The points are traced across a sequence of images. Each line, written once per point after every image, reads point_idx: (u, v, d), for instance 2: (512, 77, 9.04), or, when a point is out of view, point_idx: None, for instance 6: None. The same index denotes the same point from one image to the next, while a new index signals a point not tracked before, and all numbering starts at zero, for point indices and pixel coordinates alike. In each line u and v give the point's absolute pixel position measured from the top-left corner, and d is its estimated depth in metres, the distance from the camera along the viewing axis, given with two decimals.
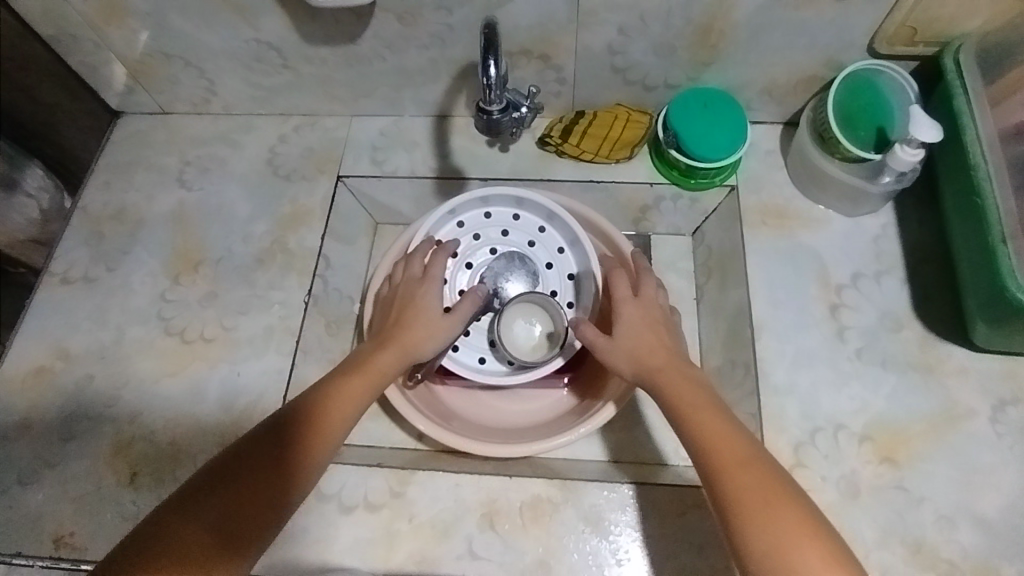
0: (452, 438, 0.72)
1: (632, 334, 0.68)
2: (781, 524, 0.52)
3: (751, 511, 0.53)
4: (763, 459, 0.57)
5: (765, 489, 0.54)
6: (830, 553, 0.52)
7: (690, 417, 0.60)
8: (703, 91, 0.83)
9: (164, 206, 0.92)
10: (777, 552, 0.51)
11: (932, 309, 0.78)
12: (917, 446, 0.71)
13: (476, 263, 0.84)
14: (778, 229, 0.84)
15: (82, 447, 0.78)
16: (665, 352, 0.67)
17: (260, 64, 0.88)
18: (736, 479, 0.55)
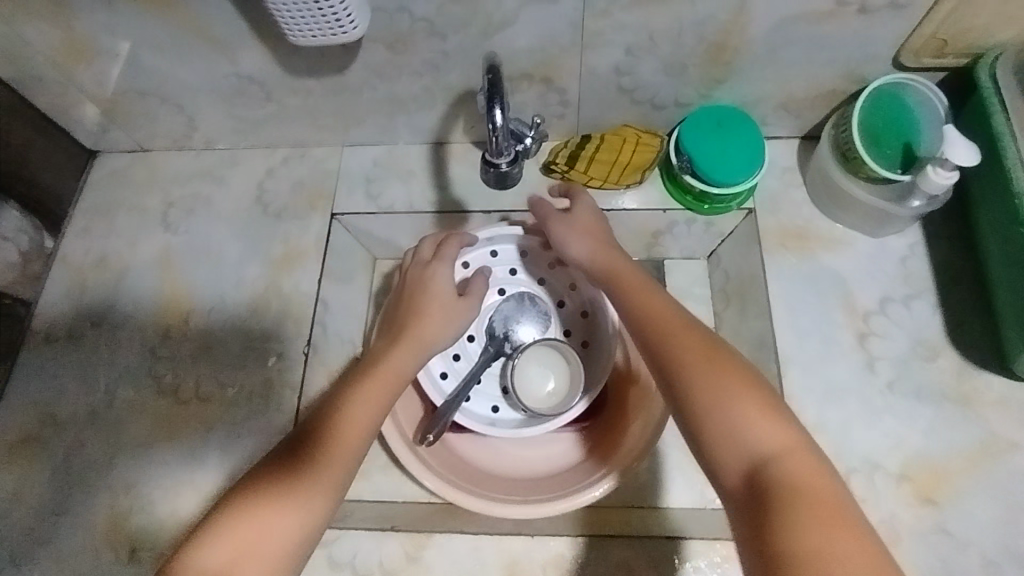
0: (458, 494, 0.67)
1: (572, 232, 0.70)
2: (717, 375, 0.53)
3: (690, 365, 0.54)
4: (701, 329, 0.58)
5: (703, 350, 0.55)
6: (766, 402, 0.52)
7: (633, 298, 0.62)
8: (717, 109, 0.78)
9: (148, 252, 0.87)
10: (716, 402, 0.52)
11: (966, 334, 0.74)
12: (957, 484, 0.68)
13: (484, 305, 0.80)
14: (800, 253, 0.79)
15: (76, 521, 0.73)
16: (605, 245, 0.69)
17: (242, 97, 0.82)
18: (674, 343, 0.56)
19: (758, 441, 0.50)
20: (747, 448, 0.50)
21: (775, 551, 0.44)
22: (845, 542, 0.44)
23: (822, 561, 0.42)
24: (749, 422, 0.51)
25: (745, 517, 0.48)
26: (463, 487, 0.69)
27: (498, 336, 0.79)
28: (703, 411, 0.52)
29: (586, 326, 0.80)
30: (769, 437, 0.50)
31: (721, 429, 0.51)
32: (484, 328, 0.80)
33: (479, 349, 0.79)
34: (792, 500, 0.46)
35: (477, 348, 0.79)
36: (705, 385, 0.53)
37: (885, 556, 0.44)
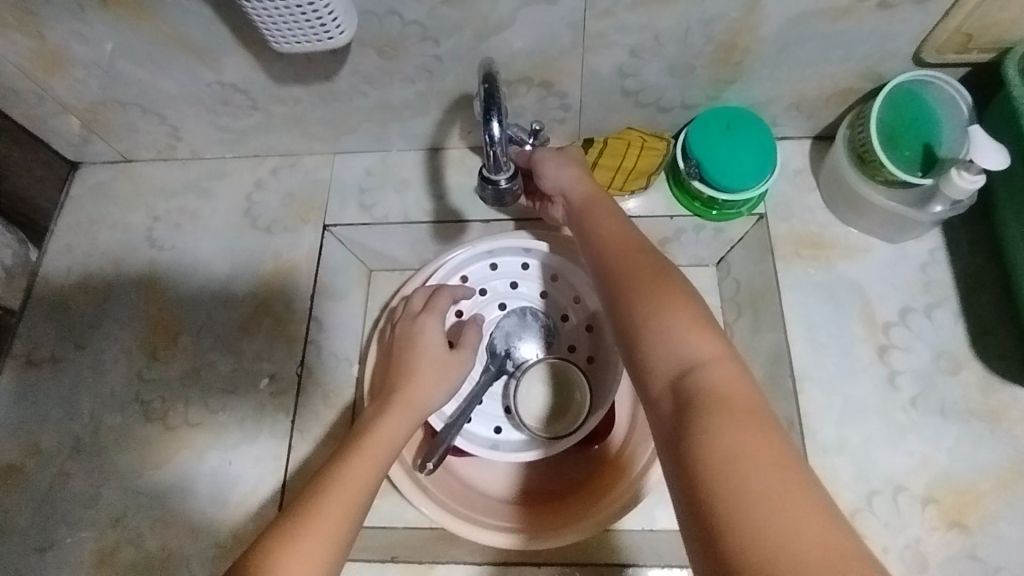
0: (452, 521, 0.65)
1: (557, 161, 0.68)
2: (660, 297, 0.54)
3: (635, 286, 0.56)
4: (651, 255, 0.59)
5: (648, 274, 0.56)
6: (701, 318, 0.53)
7: (593, 228, 0.63)
8: (725, 110, 0.75)
9: (134, 270, 0.83)
10: (655, 315, 0.53)
11: (993, 346, 0.70)
12: (986, 506, 0.64)
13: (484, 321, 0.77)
14: (814, 261, 0.76)
15: (62, 556, 0.70)
16: (585, 182, 0.67)
17: (226, 106, 0.78)
18: (629, 262, 0.58)
19: (688, 351, 0.51)
20: (678, 355, 0.51)
21: (691, 450, 0.45)
22: (756, 441, 0.45)
23: (731, 460, 0.44)
24: (681, 334, 0.52)
25: (667, 422, 0.49)
26: (460, 514, 0.66)
27: (499, 354, 0.76)
28: (641, 326, 0.54)
29: (590, 341, 0.76)
30: (701, 347, 0.51)
31: (653, 341, 0.52)
32: (485, 345, 0.76)
33: (480, 367, 0.75)
34: (710, 405, 0.47)
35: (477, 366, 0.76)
36: (650, 298, 0.54)
37: (796, 457, 0.45)
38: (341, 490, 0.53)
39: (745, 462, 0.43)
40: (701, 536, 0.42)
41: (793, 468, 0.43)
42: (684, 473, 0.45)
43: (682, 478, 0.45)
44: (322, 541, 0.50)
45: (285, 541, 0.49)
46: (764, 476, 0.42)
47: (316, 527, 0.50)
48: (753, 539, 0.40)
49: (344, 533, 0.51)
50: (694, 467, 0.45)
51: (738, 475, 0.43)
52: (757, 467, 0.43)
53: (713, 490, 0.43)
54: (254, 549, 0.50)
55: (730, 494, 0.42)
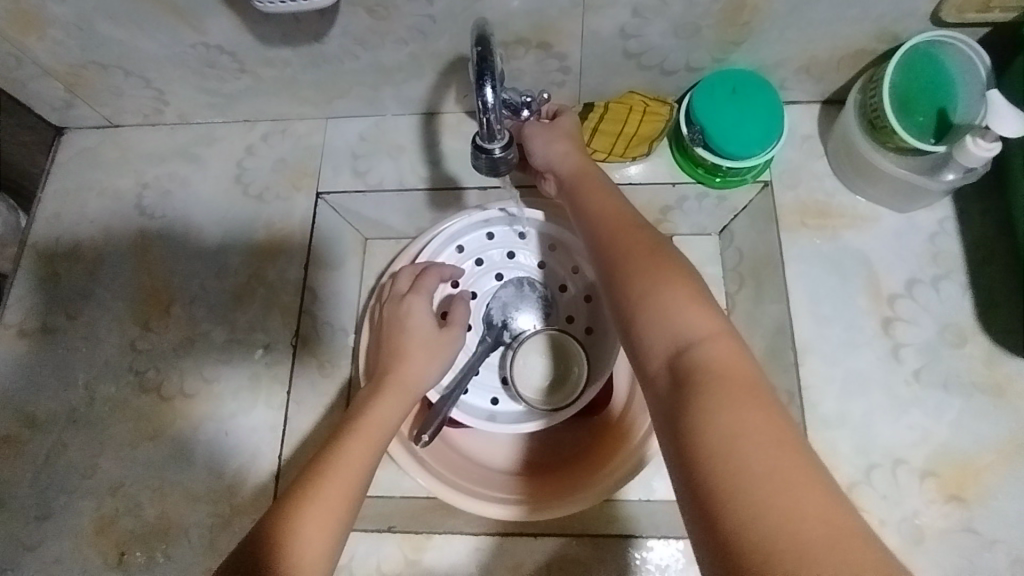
0: (448, 491, 0.64)
1: (549, 136, 0.67)
2: (657, 273, 0.53)
3: (631, 263, 0.54)
4: (647, 230, 0.57)
5: (645, 250, 0.55)
6: (697, 295, 0.51)
7: (588, 203, 0.62)
8: (731, 75, 0.71)
9: (124, 239, 0.82)
10: (650, 291, 0.52)
11: (1000, 319, 0.68)
12: (986, 480, 0.64)
13: (480, 292, 0.75)
14: (820, 231, 0.74)
15: (62, 525, 0.71)
16: (579, 155, 0.66)
17: (212, 69, 0.75)
18: (624, 238, 0.57)
19: (686, 329, 0.49)
20: (675, 333, 0.50)
21: (691, 430, 0.44)
22: (755, 419, 0.44)
23: (731, 441, 0.43)
24: (678, 311, 0.50)
25: (666, 402, 0.48)
26: (456, 484, 0.66)
27: (495, 325, 0.74)
28: (637, 303, 0.52)
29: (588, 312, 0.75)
30: (699, 324, 0.49)
31: (650, 318, 0.51)
32: (481, 316, 0.74)
33: (476, 338, 0.74)
34: (710, 384, 0.46)
35: (474, 337, 0.74)
36: (645, 274, 0.53)
37: (796, 436, 0.44)
38: (336, 479, 0.53)
39: (747, 441, 0.42)
40: (704, 519, 0.41)
41: (795, 448, 0.43)
42: (684, 454, 0.44)
43: (682, 458, 0.44)
44: (319, 533, 0.50)
45: (285, 535, 0.49)
46: (766, 456, 0.42)
47: (314, 520, 0.50)
48: (757, 523, 0.39)
49: (339, 524, 0.51)
50: (695, 448, 0.44)
51: (738, 457, 0.42)
52: (756, 446, 0.42)
53: (715, 473, 0.42)
54: (254, 539, 0.50)
55: (731, 475, 0.41)
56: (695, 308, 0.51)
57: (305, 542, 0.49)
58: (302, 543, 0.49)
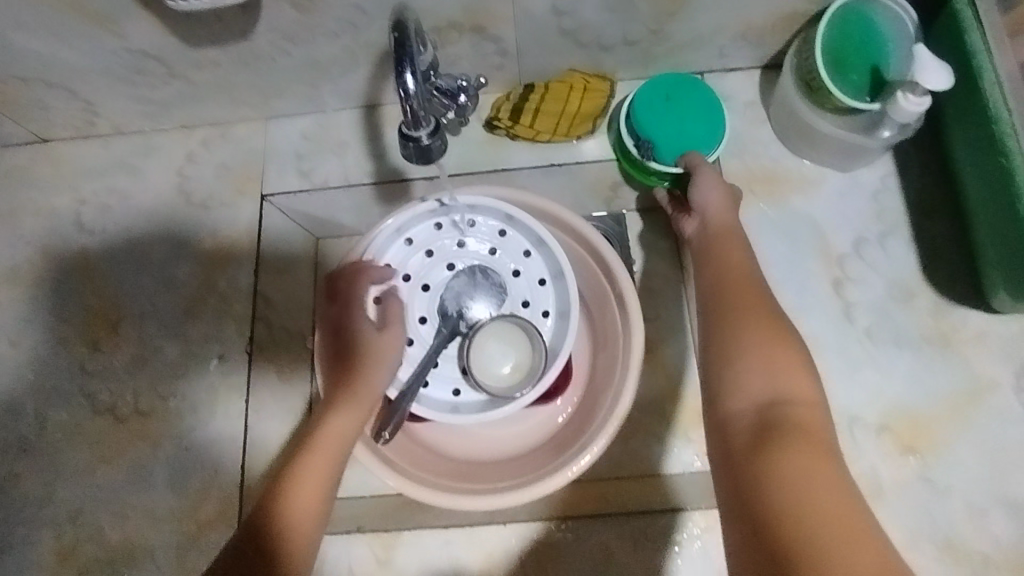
0: (407, 482, 0.64)
1: (714, 180, 0.63)
2: (769, 333, 0.51)
3: (741, 311, 0.53)
4: (765, 291, 0.55)
5: (762, 310, 0.53)
6: (806, 365, 0.50)
7: (712, 259, 0.59)
8: (662, 80, 0.71)
9: (65, 257, 0.79)
10: (750, 345, 0.51)
11: (944, 270, 0.70)
12: (939, 430, 0.65)
13: (433, 283, 0.71)
14: (767, 197, 0.74)
15: (22, 557, 0.69)
16: (726, 214, 0.62)
17: (141, 76, 0.73)
18: (732, 291, 0.55)
19: (785, 390, 0.48)
20: (772, 385, 0.48)
21: (761, 471, 0.42)
22: (833, 484, 0.41)
23: (806, 497, 0.40)
24: (782, 374, 0.49)
25: (743, 441, 0.46)
26: (417, 476, 0.65)
27: (451, 316, 0.70)
28: (739, 355, 0.50)
29: (545, 295, 0.71)
30: (796, 387, 0.48)
31: (748, 367, 0.49)
32: (435, 308, 0.71)
33: (432, 331, 0.70)
34: (796, 441, 0.44)
35: (429, 330, 0.70)
36: (748, 327, 0.52)
37: (865, 510, 0.40)
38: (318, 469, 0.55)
39: (816, 496, 0.40)
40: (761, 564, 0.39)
41: (860, 519, 0.39)
42: (749, 493, 0.42)
43: (748, 508, 0.42)
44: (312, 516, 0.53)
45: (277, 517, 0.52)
46: (835, 513, 0.39)
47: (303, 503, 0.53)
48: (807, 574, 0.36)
49: (320, 509, 0.54)
50: (761, 492, 0.41)
51: (806, 501, 0.40)
52: (822, 504, 0.39)
53: (778, 517, 0.39)
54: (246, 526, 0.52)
55: (797, 525, 0.39)
56: (800, 378, 0.49)
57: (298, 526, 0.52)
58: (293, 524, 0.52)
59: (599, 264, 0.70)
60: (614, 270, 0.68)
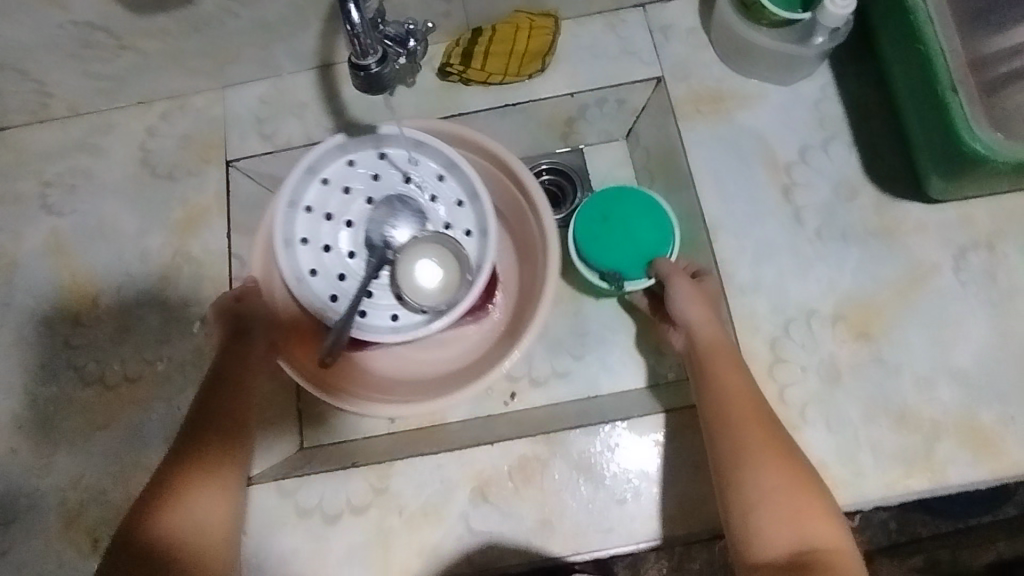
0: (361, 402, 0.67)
1: (691, 291, 0.67)
2: (788, 473, 0.54)
3: (754, 451, 0.55)
4: (771, 424, 0.58)
5: (774, 444, 0.56)
6: (825, 505, 0.53)
7: (711, 384, 0.61)
8: (590, 210, 0.73)
9: (37, 239, 0.80)
10: (771, 484, 0.54)
11: (884, 168, 0.74)
12: (887, 314, 0.70)
13: (355, 219, 0.73)
14: (714, 116, 0.77)
15: (28, 527, 0.71)
16: (713, 328, 0.65)
17: (91, 50, 0.73)
18: (742, 425, 0.57)
19: (810, 534, 0.51)
20: (799, 530, 0.51)
21: None
22: None
23: None
24: (808, 521, 0.52)
25: None
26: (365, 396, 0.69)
27: (377, 246, 0.73)
28: (762, 500, 0.53)
29: (464, 214, 0.74)
30: (821, 531, 0.51)
31: (774, 514, 0.52)
32: (361, 241, 0.73)
33: (362, 263, 0.72)
34: None
35: (360, 264, 0.73)
36: (764, 464, 0.55)
37: None
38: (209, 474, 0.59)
39: None
40: None
41: None
42: None
43: None
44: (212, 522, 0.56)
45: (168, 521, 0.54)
46: None
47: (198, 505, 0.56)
48: None
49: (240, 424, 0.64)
50: None
51: None
52: None
53: None
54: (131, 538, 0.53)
55: None
56: (822, 521, 0.52)
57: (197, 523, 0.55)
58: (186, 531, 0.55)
59: (510, 176, 0.73)
60: (526, 182, 0.71)
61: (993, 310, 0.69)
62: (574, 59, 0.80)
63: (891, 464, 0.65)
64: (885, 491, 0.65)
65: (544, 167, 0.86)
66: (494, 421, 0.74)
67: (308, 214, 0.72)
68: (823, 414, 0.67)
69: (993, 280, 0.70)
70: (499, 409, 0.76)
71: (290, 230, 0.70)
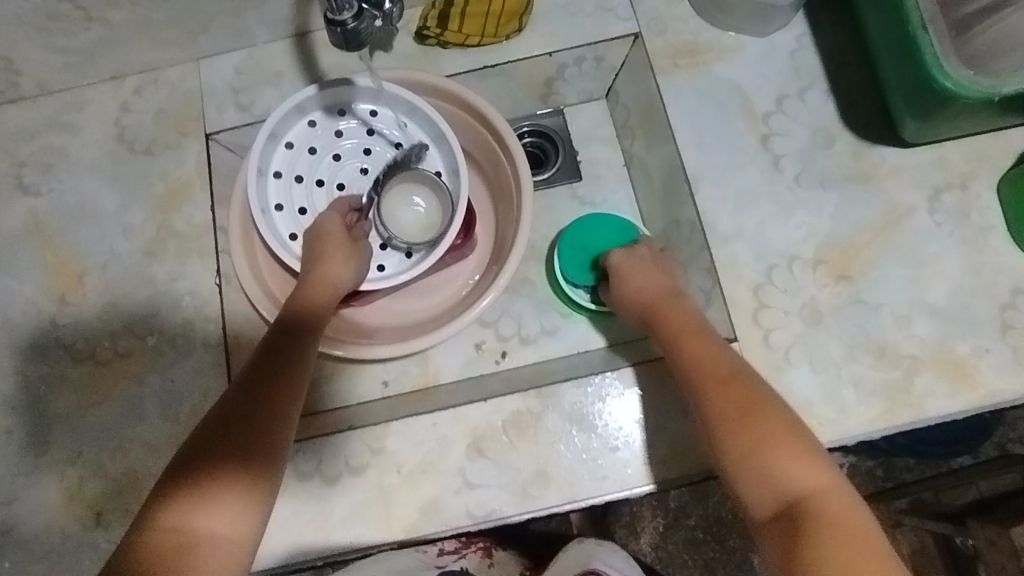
0: (354, 347, 0.70)
1: (638, 262, 0.70)
2: (765, 423, 0.53)
3: (725, 416, 0.55)
4: (737, 372, 0.58)
5: (742, 400, 0.55)
6: (807, 450, 0.52)
7: (677, 347, 0.62)
8: (571, 240, 0.76)
9: (15, 220, 0.79)
10: (755, 446, 0.52)
11: (860, 114, 0.75)
12: (866, 256, 0.71)
13: (326, 178, 0.79)
14: (692, 68, 0.77)
15: (30, 504, 0.71)
16: (659, 288, 0.68)
17: (57, 23, 0.72)
18: (715, 389, 0.57)
19: (792, 486, 0.50)
20: (782, 488, 0.50)
21: None
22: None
23: None
24: (788, 469, 0.50)
25: (779, 546, 0.47)
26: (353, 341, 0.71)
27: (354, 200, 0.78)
28: (740, 465, 0.52)
29: (431, 158, 0.79)
30: (808, 480, 0.50)
31: (754, 476, 0.51)
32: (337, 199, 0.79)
33: None
34: (823, 535, 0.46)
35: None
36: (734, 424, 0.54)
37: None
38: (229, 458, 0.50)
39: None
40: None
41: None
42: None
43: None
44: (236, 532, 0.47)
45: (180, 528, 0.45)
46: None
47: (218, 509, 0.47)
48: None
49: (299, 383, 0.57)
50: None
51: None
52: None
53: None
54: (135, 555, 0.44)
55: None
56: (807, 466, 0.51)
57: (219, 541, 0.46)
58: (207, 543, 0.45)
59: (475, 119, 0.76)
60: (491, 118, 0.74)
61: (967, 248, 0.71)
62: (551, 17, 0.79)
63: (873, 399, 0.68)
64: (867, 427, 0.67)
65: (526, 129, 0.87)
66: (487, 380, 0.75)
67: (278, 179, 0.77)
68: (807, 354, 0.69)
69: (967, 219, 0.72)
70: (491, 367, 0.77)
71: (266, 199, 0.75)
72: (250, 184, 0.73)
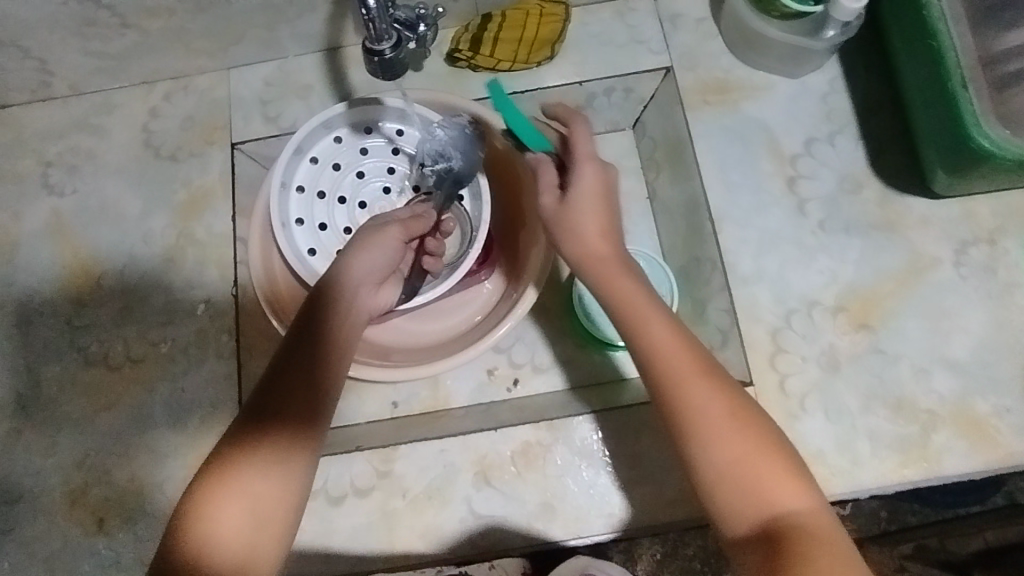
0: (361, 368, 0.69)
1: (587, 180, 0.61)
2: (749, 437, 0.48)
3: (705, 424, 0.48)
4: (710, 366, 0.51)
5: (723, 404, 0.49)
6: (787, 464, 0.48)
7: (644, 328, 0.53)
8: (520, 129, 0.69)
9: (38, 218, 0.79)
10: (739, 459, 0.47)
11: (889, 161, 0.75)
12: (888, 306, 0.71)
13: (348, 194, 0.78)
14: (721, 106, 0.77)
15: (33, 506, 0.71)
16: (603, 239, 0.60)
17: (94, 28, 0.72)
18: (690, 386, 0.50)
19: (778, 506, 0.46)
20: (768, 506, 0.46)
21: None
22: None
23: None
24: (773, 490, 0.46)
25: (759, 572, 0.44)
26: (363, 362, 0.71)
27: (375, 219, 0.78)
28: (721, 480, 0.47)
29: None
30: (793, 501, 0.46)
31: (735, 494, 0.47)
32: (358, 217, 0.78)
33: None
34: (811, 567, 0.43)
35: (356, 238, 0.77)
36: (711, 434, 0.48)
37: None
38: (245, 490, 0.48)
39: None
40: None
41: None
42: None
43: None
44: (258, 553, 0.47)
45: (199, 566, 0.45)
46: None
47: (237, 522, 0.47)
48: None
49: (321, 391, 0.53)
50: None
51: None
52: None
53: None
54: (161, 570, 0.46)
55: None
56: (794, 487, 0.47)
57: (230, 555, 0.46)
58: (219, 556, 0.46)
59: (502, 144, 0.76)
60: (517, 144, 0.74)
61: (991, 304, 0.70)
62: (582, 47, 0.79)
63: (887, 453, 0.67)
64: (881, 480, 0.66)
65: None
66: (497, 408, 0.74)
67: (300, 194, 0.76)
68: (822, 403, 0.68)
69: (992, 274, 0.71)
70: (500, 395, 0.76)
71: (288, 213, 0.75)
72: (273, 198, 0.73)
